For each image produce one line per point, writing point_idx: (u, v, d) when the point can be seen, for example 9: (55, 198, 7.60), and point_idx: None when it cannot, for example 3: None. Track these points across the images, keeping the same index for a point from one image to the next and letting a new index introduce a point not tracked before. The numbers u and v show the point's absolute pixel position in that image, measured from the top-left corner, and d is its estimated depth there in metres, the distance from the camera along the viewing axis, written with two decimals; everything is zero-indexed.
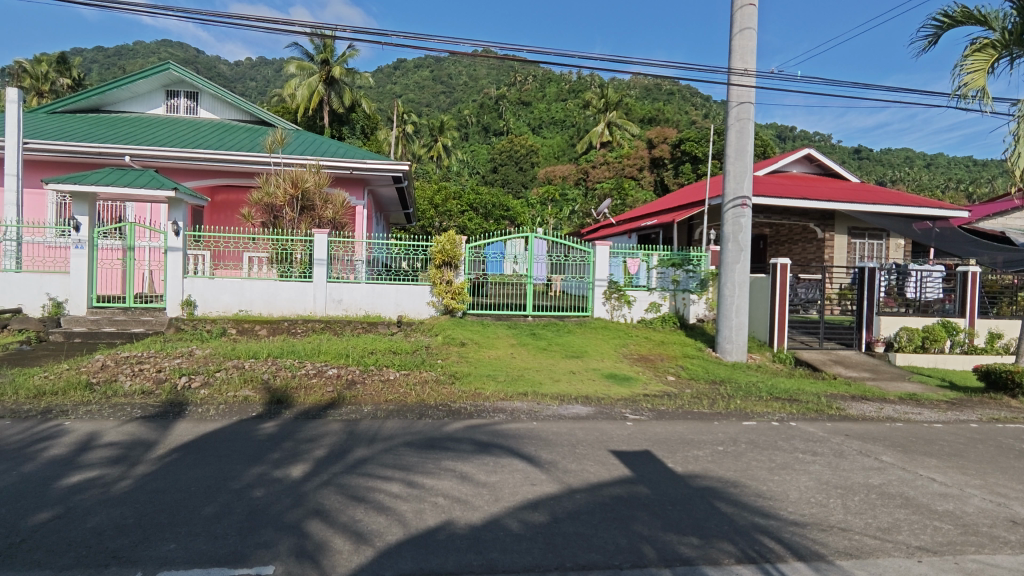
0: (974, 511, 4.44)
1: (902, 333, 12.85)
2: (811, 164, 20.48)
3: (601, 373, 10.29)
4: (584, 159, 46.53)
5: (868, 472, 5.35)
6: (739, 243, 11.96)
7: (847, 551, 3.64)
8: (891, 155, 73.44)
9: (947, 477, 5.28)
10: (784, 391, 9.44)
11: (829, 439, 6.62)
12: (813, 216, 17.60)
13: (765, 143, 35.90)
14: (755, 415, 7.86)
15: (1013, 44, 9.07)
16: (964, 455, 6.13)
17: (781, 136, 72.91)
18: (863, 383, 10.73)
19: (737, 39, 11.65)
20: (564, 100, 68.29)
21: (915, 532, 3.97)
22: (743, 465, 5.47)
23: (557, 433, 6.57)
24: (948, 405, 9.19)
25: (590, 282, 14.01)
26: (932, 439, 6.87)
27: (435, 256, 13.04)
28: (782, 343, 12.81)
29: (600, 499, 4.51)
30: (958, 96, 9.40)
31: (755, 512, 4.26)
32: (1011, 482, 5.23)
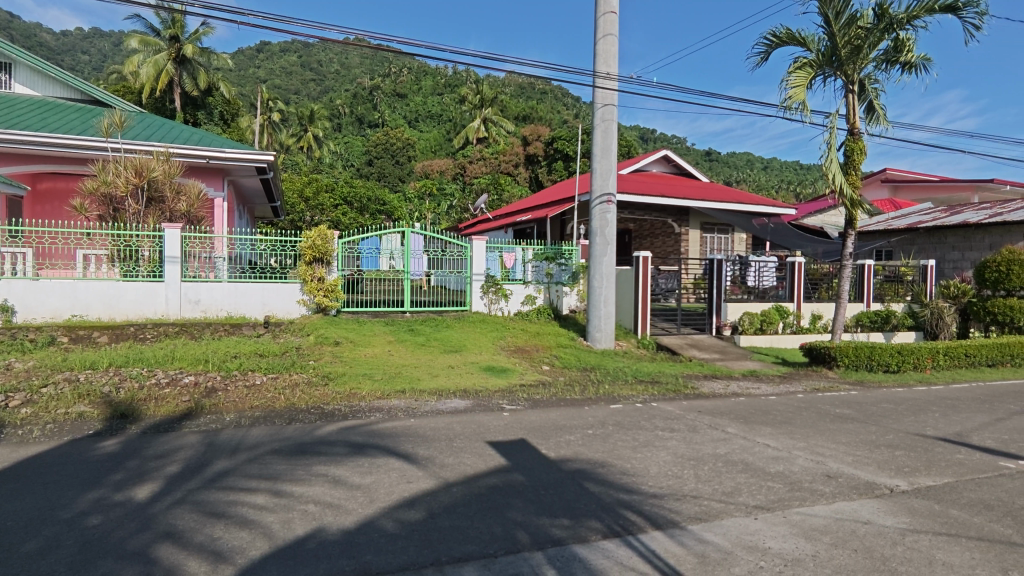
0: (798, 470, 5.10)
1: (745, 317, 14.33)
2: (667, 164, 22.16)
3: (479, 366, 10.42)
4: (461, 154, 46.67)
5: (716, 443, 5.95)
6: (606, 237, 12.67)
7: (697, 516, 4.02)
8: (735, 158, 81.87)
9: (779, 442, 6.03)
10: (647, 375, 10.23)
11: (684, 416, 7.26)
12: (671, 212, 19.06)
13: (630, 143, 38.41)
14: (621, 398, 8.43)
15: (825, 64, 10.48)
16: (792, 422, 7.04)
17: (644, 138, 78.36)
18: (713, 364, 11.94)
19: (600, 44, 12.30)
20: (439, 93, 67.88)
21: (753, 493, 4.49)
22: (610, 446, 5.82)
23: (434, 429, 6.56)
24: (780, 379, 10.58)
25: (468, 277, 14.10)
26: (767, 409, 7.83)
27: (305, 252, 12.36)
28: (645, 330, 13.80)
29: (476, 490, 4.58)
30: (784, 107, 10.69)
31: (620, 489, 4.56)
32: (826, 441, 6.11)
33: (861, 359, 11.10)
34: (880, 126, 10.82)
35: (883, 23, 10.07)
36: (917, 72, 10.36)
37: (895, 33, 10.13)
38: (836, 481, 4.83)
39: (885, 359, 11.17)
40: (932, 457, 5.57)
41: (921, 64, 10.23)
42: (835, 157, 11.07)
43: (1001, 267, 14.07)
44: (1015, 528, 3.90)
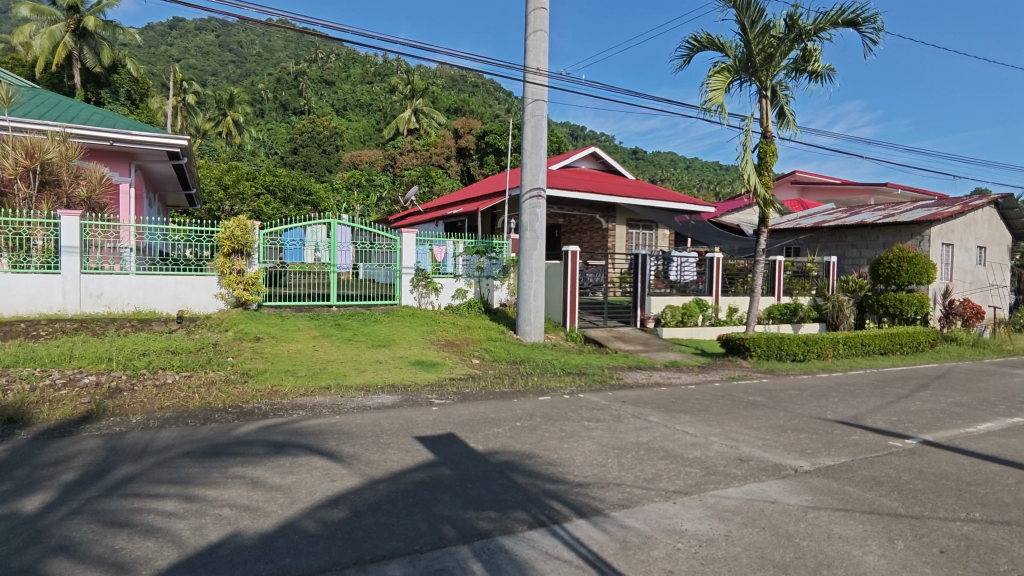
0: (714, 454, 5.38)
1: (667, 311, 14.99)
2: (596, 161, 22.65)
3: (408, 360, 10.27)
4: (391, 145, 45.68)
5: (639, 431, 6.17)
6: (535, 232, 12.80)
7: (620, 503, 4.15)
8: (660, 158, 84.90)
9: (696, 429, 6.33)
10: (574, 366, 10.47)
11: (609, 406, 7.47)
12: (599, 208, 19.58)
13: (560, 139, 38.99)
14: (550, 390, 8.56)
15: (741, 69, 11.06)
16: (709, 409, 7.40)
17: (574, 135, 79.73)
18: (637, 355, 12.35)
19: (531, 39, 12.36)
20: (369, 82, 66.04)
21: (672, 478, 4.68)
22: (538, 437, 5.90)
23: (360, 425, 6.40)
24: (699, 368, 11.12)
25: (397, 270, 13.84)
26: (686, 398, 8.20)
27: (223, 243, 11.72)
28: (573, 323, 14.08)
29: (402, 486, 4.51)
30: (704, 109, 11.19)
31: (546, 479, 4.63)
32: (739, 427, 6.47)
33: (772, 349, 11.84)
34: (790, 130, 11.54)
35: (793, 33, 10.71)
36: (823, 81, 11.12)
37: (803, 43, 10.81)
38: (747, 463, 5.13)
39: (793, 349, 11.93)
40: (831, 438, 6.03)
41: (826, 73, 10.97)
42: (750, 159, 11.69)
43: (893, 263, 15.50)
44: (901, 501, 4.29)
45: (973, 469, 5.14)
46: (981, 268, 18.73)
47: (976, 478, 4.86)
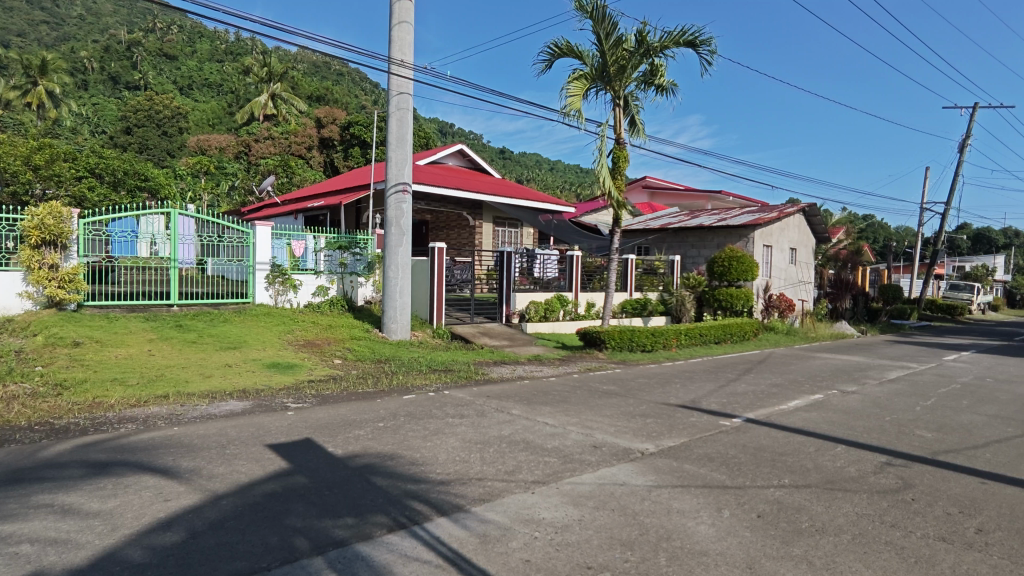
0: (571, 443, 5.64)
1: (531, 306, 15.44)
2: (463, 158, 22.75)
3: (261, 363, 9.53)
4: (244, 131, 42.21)
5: (501, 425, 6.29)
6: (401, 227, 12.54)
7: (481, 498, 4.19)
8: (527, 159, 87.66)
9: (556, 420, 6.60)
10: (440, 363, 10.43)
11: (474, 401, 7.54)
12: (466, 206, 19.66)
13: (429, 136, 38.71)
14: (414, 388, 8.43)
15: (597, 78, 11.73)
16: (568, 400, 7.78)
17: (443, 131, 79.49)
18: (502, 350, 12.62)
19: (395, 31, 12.06)
20: (220, 61, 60.36)
21: (531, 469, 4.83)
22: (400, 437, 5.77)
23: (203, 436, 5.81)
24: (560, 361, 11.63)
25: (250, 266, 12.80)
26: (548, 390, 8.53)
27: (29, 234, 10.00)
28: (440, 320, 14.02)
29: (250, 500, 4.16)
30: (563, 114, 11.73)
31: (407, 480, 4.55)
32: (594, 415, 6.87)
33: (624, 341, 12.73)
34: (640, 138, 12.45)
35: (642, 49, 11.54)
36: (667, 94, 12.14)
37: (651, 59, 11.69)
38: (600, 449, 5.46)
39: (642, 340, 12.94)
40: (673, 421, 6.61)
41: (670, 88, 11.98)
42: (605, 163, 12.45)
43: (725, 262, 17.50)
44: (728, 473, 4.82)
45: (785, 440, 5.93)
46: (793, 267, 21.75)
47: (787, 449, 5.61)
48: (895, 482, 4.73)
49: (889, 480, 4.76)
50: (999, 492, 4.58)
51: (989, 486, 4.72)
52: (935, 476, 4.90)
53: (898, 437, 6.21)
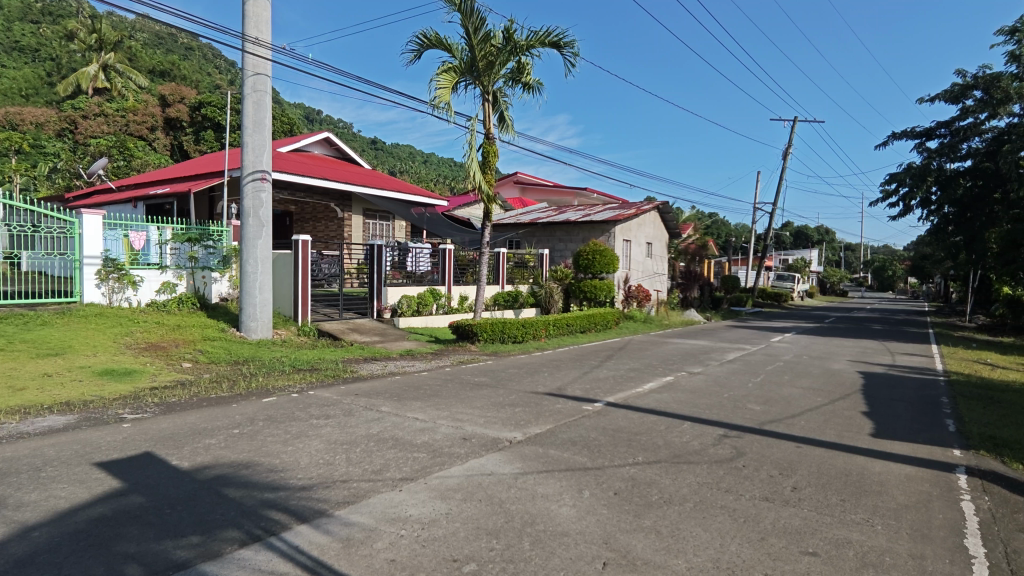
0: (440, 437, 5.63)
1: (403, 301, 15.15)
2: (330, 147, 21.71)
3: (92, 370, 8.37)
4: (65, 104, 36.51)
5: (370, 424, 6.11)
6: (260, 218, 11.65)
7: (346, 500, 4.04)
8: (399, 150, 85.82)
9: (426, 414, 6.55)
10: (305, 362, 9.88)
11: (341, 400, 7.25)
12: (333, 197, 18.75)
13: (293, 121, 36.51)
14: (276, 390, 7.90)
15: (466, 73, 11.76)
16: (439, 394, 7.75)
17: (309, 117, 75.20)
18: (373, 346, 12.25)
19: (250, 6, 11.14)
20: (35, 21, 51.87)
21: (399, 467, 4.75)
22: (257, 444, 5.37)
23: (11, 459, 4.97)
24: (432, 355, 11.56)
25: (75, 261, 11.25)
26: (419, 385, 8.45)
27: None
28: (306, 317, 13.26)
29: (72, 527, 3.64)
30: (432, 106, 11.62)
31: (264, 489, 4.25)
32: (464, 408, 6.92)
33: (496, 334, 12.97)
34: (509, 134, 12.69)
35: (510, 46, 11.74)
36: (534, 92, 12.48)
37: (518, 57, 11.93)
38: (469, 441, 5.51)
39: (513, 332, 13.27)
40: (540, 409, 6.87)
41: (537, 86, 12.33)
42: (475, 158, 12.54)
43: (590, 255, 18.71)
44: (589, 455, 5.10)
45: (639, 421, 6.41)
46: (649, 260, 23.53)
47: (641, 428, 6.05)
48: (730, 452, 5.30)
49: (725, 450, 5.32)
50: (810, 453, 5.32)
51: (803, 449, 5.46)
52: (762, 444, 5.57)
53: (733, 411, 6.97)
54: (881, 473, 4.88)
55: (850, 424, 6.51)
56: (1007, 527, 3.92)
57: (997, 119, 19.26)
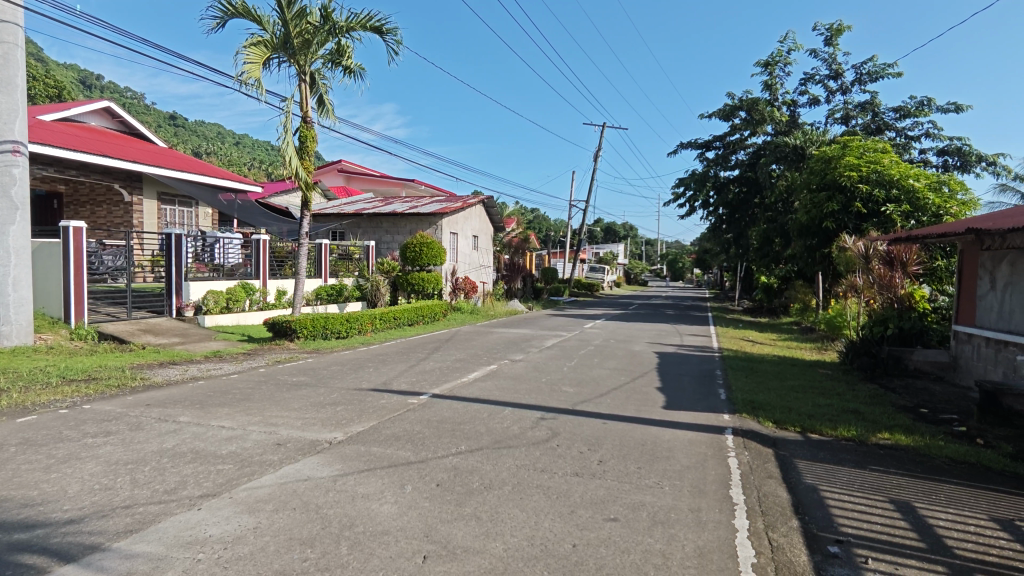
0: (250, 444, 5.16)
1: (209, 297, 13.61)
2: (112, 119, 18.61)
3: None
4: None
5: (163, 437, 5.37)
6: (12, 199, 9.54)
7: (128, 529, 3.50)
8: (204, 128, 76.86)
9: (234, 421, 5.96)
10: (79, 371, 8.34)
11: (127, 413, 6.27)
12: (118, 176, 16.04)
13: (61, 85, 30.63)
14: (39, 406, 6.56)
15: (279, 49, 10.86)
16: (250, 398, 7.09)
17: (84, 81, 63.73)
18: (171, 348, 10.83)
19: None
20: None
21: (199, 482, 4.25)
22: (7, 474, 4.40)
23: None
24: (244, 356, 10.53)
25: None
26: (227, 389, 7.66)
27: None
28: (81, 318, 11.20)
29: None
30: (239, 82, 10.55)
31: (16, 529, 3.50)
32: (279, 411, 6.43)
33: (317, 330, 12.26)
34: (329, 119, 12.00)
35: (328, 26, 11.07)
36: (355, 77, 11.95)
37: (338, 38, 11.30)
38: (284, 447, 5.12)
39: (337, 327, 12.69)
40: (364, 406, 6.65)
41: (358, 71, 11.83)
42: (291, 142, 11.66)
43: (416, 248, 18.59)
44: (412, 449, 5.06)
45: (463, 410, 6.53)
46: (476, 252, 24.09)
47: (464, 418, 6.16)
48: (545, 433, 5.64)
49: (541, 432, 5.66)
50: (614, 428, 5.89)
51: (608, 425, 6.03)
52: (574, 424, 6.02)
53: (550, 394, 7.45)
54: (670, 439, 5.59)
55: (646, 399, 7.36)
56: (760, 475, 4.75)
57: (756, 137, 23.07)
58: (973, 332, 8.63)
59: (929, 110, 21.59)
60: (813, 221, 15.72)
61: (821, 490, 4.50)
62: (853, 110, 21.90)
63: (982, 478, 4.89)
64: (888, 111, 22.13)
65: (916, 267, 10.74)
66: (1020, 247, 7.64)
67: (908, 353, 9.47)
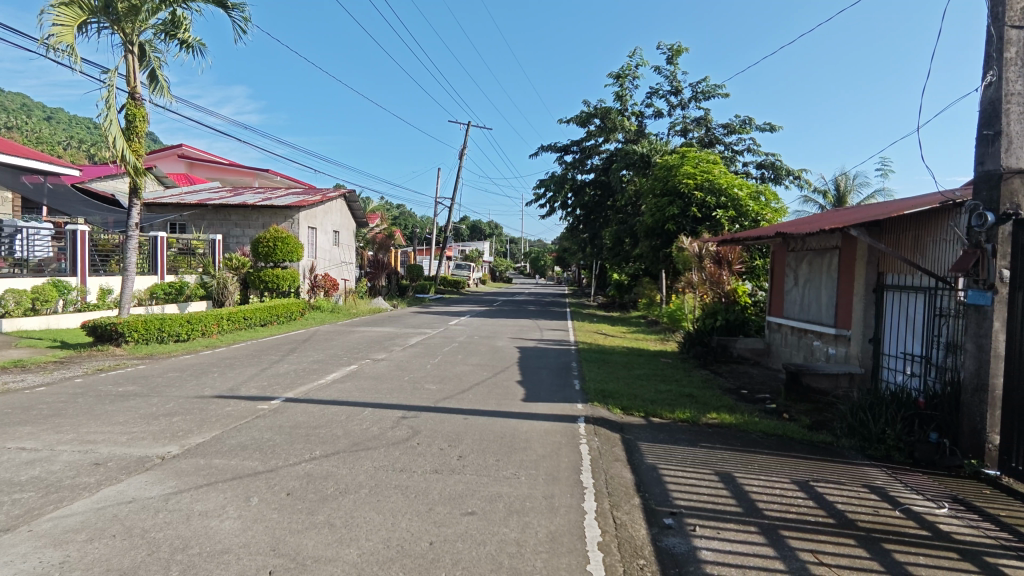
0: (60, 467, 4.46)
1: (7, 297, 11.54)
2: None
3: None
4: None
5: None
6: None
7: None
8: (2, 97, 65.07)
9: (38, 442, 5.11)
10: None
11: None
12: None
13: None
14: None
15: (98, 12, 9.51)
16: (62, 413, 6.13)
17: None
18: None
19: None
20: None
21: None
22: None
23: None
24: (54, 365, 9.07)
25: None
26: (31, 404, 6.55)
27: None
28: None
29: None
30: (46, 45, 9.08)
31: None
32: (99, 426, 5.64)
33: (151, 333, 10.93)
34: (163, 97, 10.76)
35: None
36: (194, 53, 10.84)
37: (172, 8, 10.15)
38: (103, 467, 4.49)
39: (175, 330, 11.40)
40: (205, 415, 6.06)
41: (198, 47, 10.74)
42: (116, 119, 10.26)
43: (270, 243, 17.38)
44: (260, 459, 4.72)
45: (319, 413, 6.22)
46: (336, 248, 23.06)
47: (320, 421, 5.88)
48: (406, 432, 5.56)
49: (402, 432, 5.57)
50: (475, 423, 5.97)
51: (468, 420, 6.09)
52: (435, 421, 6.00)
53: (412, 393, 7.36)
54: (527, 431, 5.80)
55: (506, 393, 7.56)
56: (608, 459, 5.10)
57: (609, 144, 24.68)
58: (782, 322, 10.01)
59: (750, 128, 24.60)
60: (657, 224, 17.24)
61: (660, 468, 4.95)
62: (690, 124, 24.29)
63: (787, 447, 5.69)
64: (718, 127, 24.82)
65: (738, 266, 12.24)
66: (815, 249, 9.03)
67: (733, 341, 10.70)
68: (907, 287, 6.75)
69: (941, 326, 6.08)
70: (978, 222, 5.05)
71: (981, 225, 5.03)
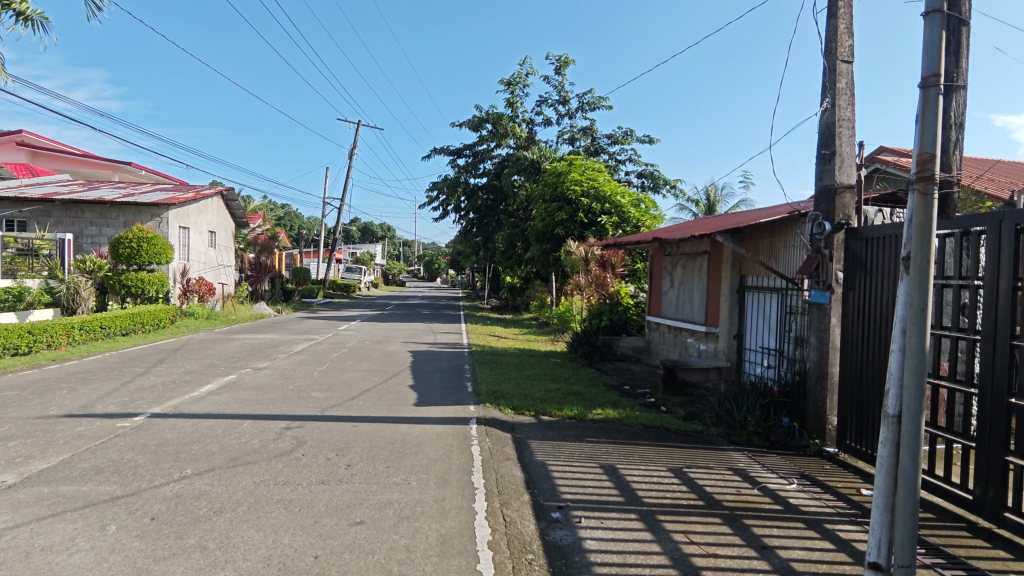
0: None
1: None
2: None
3: None
4: None
5: None
6: None
7: None
8: None
9: None
10: None
11: None
12: None
13: None
14: None
15: None
16: None
17: None
18: None
19: None
20: None
21: None
22: None
23: None
24: None
25: None
26: None
27: None
28: None
29: None
30: None
31: None
32: None
33: None
34: None
35: None
36: (36, 28, 9.58)
37: None
38: None
39: (13, 342, 9.97)
40: (51, 437, 5.37)
41: (39, 21, 9.51)
42: None
43: (133, 244, 15.77)
44: (119, 482, 4.26)
45: (190, 429, 5.74)
46: (212, 250, 21.40)
47: (191, 437, 5.43)
48: (290, 444, 5.29)
49: (285, 443, 5.30)
50: (364, 430, 5.82)
51: (357, 428, 5.92)
52: (322, 430, 5.76)
53: (297, 402, 7.02)
54: (418, 435, 5.74)
55: (397, 398, 7.43)
56: (499, 459, 5.18)
57: (500, 149, 25.07)
58: (660, 322, 10.75)
59: (631, 139, 26.12)
60: (547, 228, 17.82)
61: (548, 465, 5.11)
62: (577, 134, 25.33)
63: (664, 438, 6.11)
64: (602, 137, 26.08)
65: (620, 269, 12.94)
66: (687, 253, 9.78)
67: (616, 341, 11.32)
68: (764, 288, 7.53)
69: (791, 322, 6.83)
70: (818, 230, 5.73)
71: (821, 232, 5.71)
